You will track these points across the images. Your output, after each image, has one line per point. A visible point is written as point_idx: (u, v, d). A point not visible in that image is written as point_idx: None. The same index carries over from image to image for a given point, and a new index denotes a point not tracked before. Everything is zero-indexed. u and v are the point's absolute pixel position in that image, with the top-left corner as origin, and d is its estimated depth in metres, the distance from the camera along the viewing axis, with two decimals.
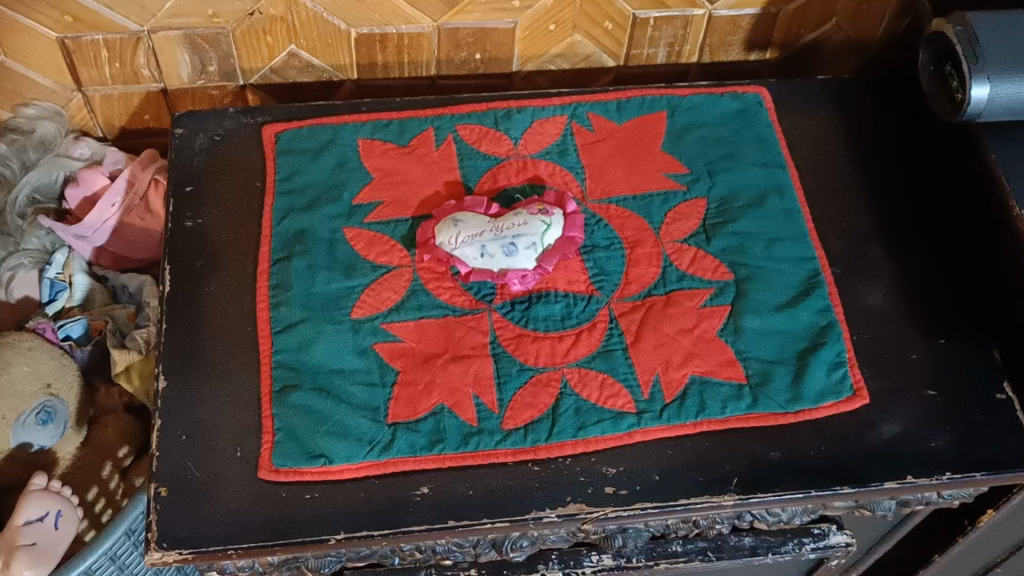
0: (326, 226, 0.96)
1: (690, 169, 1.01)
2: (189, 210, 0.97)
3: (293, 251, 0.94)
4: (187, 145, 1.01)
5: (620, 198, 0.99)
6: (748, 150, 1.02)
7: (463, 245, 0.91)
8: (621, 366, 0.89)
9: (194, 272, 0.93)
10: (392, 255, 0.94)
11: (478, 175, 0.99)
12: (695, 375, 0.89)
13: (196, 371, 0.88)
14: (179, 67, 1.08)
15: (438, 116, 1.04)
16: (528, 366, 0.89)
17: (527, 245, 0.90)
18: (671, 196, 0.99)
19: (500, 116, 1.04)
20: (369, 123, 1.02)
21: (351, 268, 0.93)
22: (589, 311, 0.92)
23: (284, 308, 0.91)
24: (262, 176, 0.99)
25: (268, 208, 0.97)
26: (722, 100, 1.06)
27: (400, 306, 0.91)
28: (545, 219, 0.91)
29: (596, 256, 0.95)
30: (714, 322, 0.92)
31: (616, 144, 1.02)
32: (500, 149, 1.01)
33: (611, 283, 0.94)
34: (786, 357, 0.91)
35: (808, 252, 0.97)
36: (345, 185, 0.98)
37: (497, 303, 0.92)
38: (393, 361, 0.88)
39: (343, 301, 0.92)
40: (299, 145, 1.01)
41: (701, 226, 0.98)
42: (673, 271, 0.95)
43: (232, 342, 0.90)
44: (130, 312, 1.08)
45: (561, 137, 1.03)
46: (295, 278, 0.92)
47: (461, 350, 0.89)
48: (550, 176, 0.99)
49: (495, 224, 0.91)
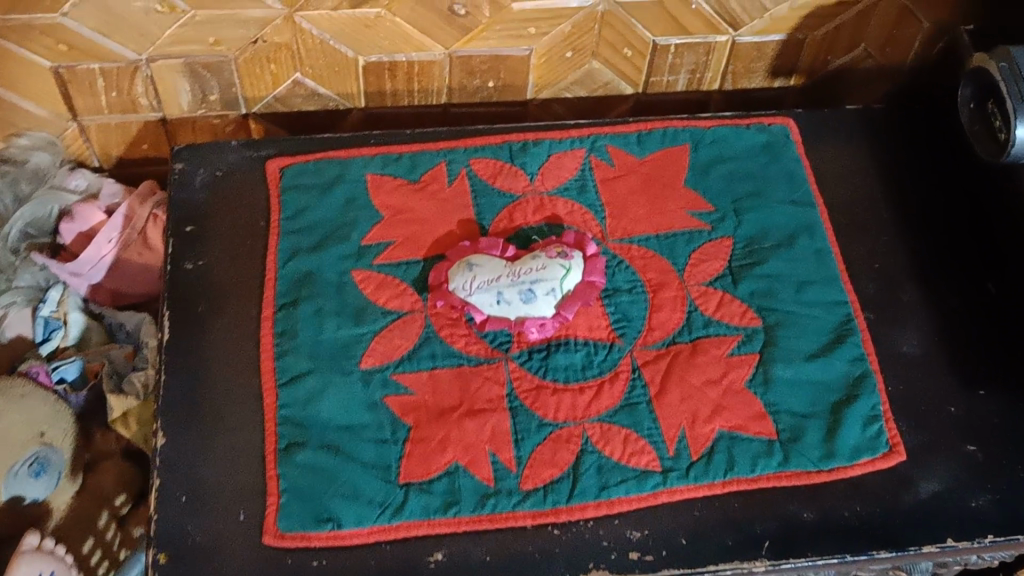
0: (333, 268, 0.91)
1: (716, 207, 0.96)
2: (189, 251, 0.92)
3: (298, 295, 0.89)
4: (188, 180, 0.96)
5: (643, 237, 0.94)
6: (776, 186, 0.98)
7: (479, 291, 0.86)
8: (646, 421, 0.85)
9: (194, 317, 0.89)
10: (403, 299, 0.89)
11: (493, 213, 0.94)
12: (724, 430, 0.85)
13: (197, 426, 0.83)
14: (180, 96, 1.03)
15: (451, 150, 0.99)
16: (547, 421, 0.84)
17: (546, 291, 0.85)
18: (696, 235, 0.94)
19: (516, 149, 0.99)
20: (379, 157, 0.98)
21: (360, 313, 0.88)
22: (611, 359, 0.88)
23: (289, 357, 0.86)
24: (266, 215, 0.94)
25: (273, 249, 0.92)
26: (748, 133, 1.01)
27: (412, 356, 0.87)
28: (565, 262, 0.87)
29: (618, 301, 0.91)
30: (742, 372, 0.87)
31: (637, 179, 0.97)
32: (516, 185, 0.96)
33: (634, 330, 0.89)
34: (818, 410, 0.86)
35: (840, 296, 0.92)
36: (353, 224, 0.93)
37: (515, 351, 0.87)
38: (405, 415, 0.84)
39: (352, 349, 0.87)
40: (305, 180, 0.96)
41: (727, 267, 0.93)
42: (699, 317, 0.90)
43: (234, 393, 0.85)
44: (128, 352, 1.04)
45: (580, 172, 0.98)
46: (301, 325, 0.87)
47: (477, 404, 0.84)
48: (568, 215, 0.95)
49: (512, 268, 0.86)
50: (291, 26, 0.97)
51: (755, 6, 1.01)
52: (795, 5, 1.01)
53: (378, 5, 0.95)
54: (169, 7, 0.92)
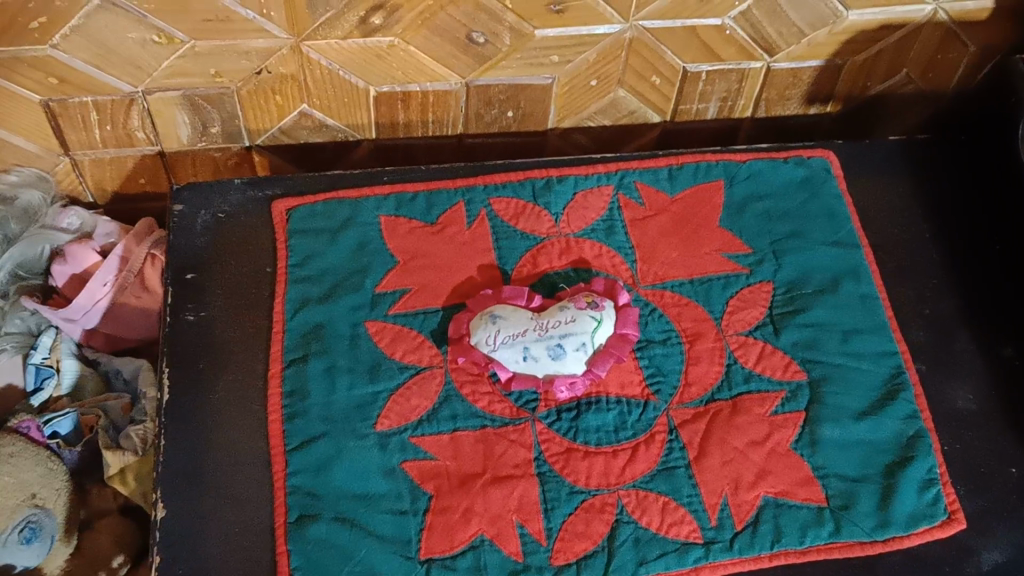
0: (345, 319, 0.84)
1: (754, 248, 0.90)
2: (190, 301, 0.85)
3: (308, 350, 0.83)
4: (187, 223, 0.90)
5: (676, 283, 0.88)
6: (817, 225, 0.91)
7: (503, 346, 0.79)
8: (685, 487, 0.78)
9: (196, 374, 0.82)
10: (421, 353, 0.83)
11: (516, 257, 0.88)
12: (769, 496, 0.78)
13: (199, 496, 0.77)
14: (179, 130, 0.97)
15: (470, 188, 0.92)
16: (578, 489, 0.78)
17: (575, 346, 0.79)
18: (733, 280, 0.88)
19: (539, 187, 0.93)
20: (392, 197, 0.91)
21: (374, 369, 0.82)
22: (646, 419, 0.81)
23: (299, 420, 0.79)
24: (273, 261, 0.88)
25: (281, 298, 0.85)
26: (786, 167, 0.95)
27: (431, 417, 0.80)
28: (596, 314, 0.80)
29: (652, 353, 0.84)
30: (787, 433, 0.81)
31: (669, 219, 0.91)
32: (539, 226, 0.90)
33: (669, 386, 0.83)
34: (869, 474, 0.80)
35: (889, 347, 0.85)
36: (366, 271, 0.87)
37: (541, 411, 0.81)
38: (425, 483, 0.77)
39: (366, 410, 0.80)
40: (314, 223, 0.90)
41: (768, 315, 0.86)
42: (739, 371, 0.84)
43: (240, 460, 0.78)
44: (125, 403, 0.98)
45: (608, 211, 0.91)
46: (312, 383, 0.81)
47: (502, 470, 0.78)
48: (596, 258, 0.88)
49: (539, 321, 0.80)
50: (298, 56, 0.90)
51: (792, 31, 0.94)
52: (836, 30, 0.95)
53: (391, 34, 0.89)
54: (166, 38, 0.86)
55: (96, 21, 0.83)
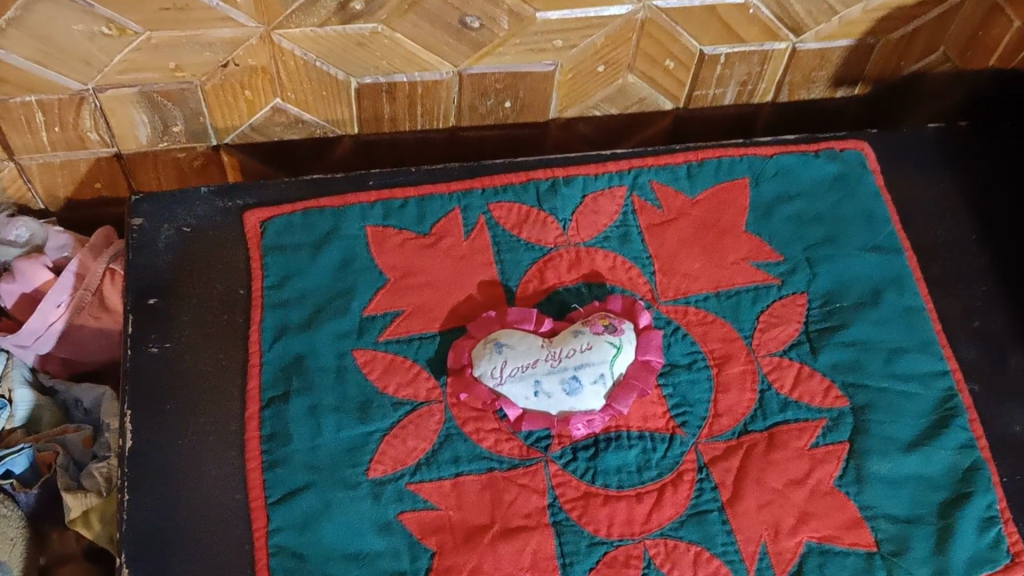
0: (330, 349, 0.75)
1: (785, 256, 0.81)
2: (154, 331, 0.76)
3: (289, 385, 0.73)
4: (148, 240, 0.80)
5: (700, 297, 0.79)
6: (853, 228, 0.83)
7: (511, 380, 0.70)
8: (718, 535, 0.69)
9: (163, 417, 0.72)
10: (417, 387, 0.74)
11: (520, 272, 0.79)
12: (812, 541, 0.70)
13: (167, 560, 0.67)
14: (136, 130, 0.86)
15: (467, 192, 0.83)
16: (599, 540, 0.69)
17: (593, 378, 0.69)
18: (763, 293, 0.79)
19: (543, 190, 0.83)
20: (380, 204, 0.82)
21: (364, 407, 0.72)
22: (671, 457, 0.72)
23: (280, 468, 0.70)
24: (247, 282, 0.78)
25: (257, 326, 0.76)
26: (817, 162, 0.86)
27: (431, 460, 0.71)
28: (614, 339, 0.71)
29: (676, 380, 0.75)
30: (830, 468, 0.72)
31: (689, 225, 0.82)
32: (545, 236, 0.80)
33: (696, 417, 0.74)
34: (922, 513, 0.71)
35: (938, 366, 0.77)
36: (352, 291, 0.77)
37: (554, 450, 0.72)
38: (426, 538, 0.68)
39: (357, 455, 0.71)
40: (292, 237, 0.80)
41: (803, 333, 0.78)
42: (773, 399, 0.75)
43: (214, 517, 0.69)
44: (87, 436, 0.88)
45: (622, 216, 0.82)
46: (294, 426, 0.72)
47: (513, 521, 0.69)
48: (611, 271, 0.79)
49: (550, 349, 0.70)
50: (268, 46, 0.79)
51: (823, 9, 0.84)
52: (871, 6, 0.85)
53: (374, 20, 0.78)
54: (117, 29, 0.75)
55: (35, 12, 0.72)
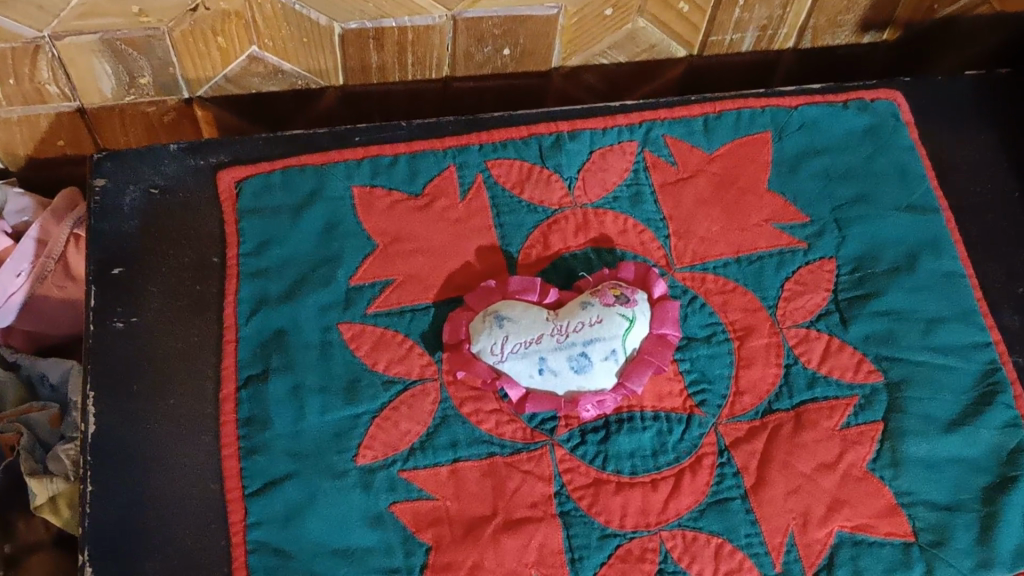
0: (314, 322, 0.68)
1: (811, 216, 0.74)
2: (120, 305, 0.69)
3: (269, 364, 0.66)
4: (112, 203, 0.72)
5: (719, 264, 0.72)
6: (886, 185, 0.76)
7: (513, 358, 0.63)
8: (741, 526, 0.63)
9: (129, 399, 0.66)
10: (410, 363, 0.67)
11: (522, 236, 0.72)
12: (845, 531, 0.64)
13: (135, 559, 0.61)
14: (99, 82, 0.78)
15: (463, 148, 0.75)
16: (611, 532, 0.63)
17: (603, 355, 0.63)
18: (788, 258, 0.72)
19: (547, 145, 0.76)
20: (367, 161, 0.74)
21: (352, 387, 0.66)
22: (689, 439, 0.66)
23: (260, 455, 0.64)
24: (221, 249, 0.71)
25: (233, 297, 0.69)
26: (845, 114, 0.79)
27: (426, 445, 0.65)
28: (626, 311, 0.64)
29: (694, 355, 0.69)
30: (863, 451, 0.66)
31: (706, 183, 0.75)
32: (550, 196, 0.73)
33: (717, 396, 0.67)
34: (964, 500, 0.65)
35: (980, 338, 0.71)
36: (337, 258, 0.70)
37: (561, 433, 0.66)
38: (421, 531, 0.62)
39: (344, 440, 0.64)
40: (270, 199, 0.72)
41: (832, 302, 0.71)
42: (800, 374, 0.68)
43: (187, 511, 0.63)
44: (54, 414, 0.81)
45: (633, 173, 0.75)
46: (274, 408, 0.65)
47: (517, 512, 0.63)
48: (621, 235, 0.72)
49: (557, 323, 0.64)
50: None
51: None
52: None
53: None
54: None
55: None
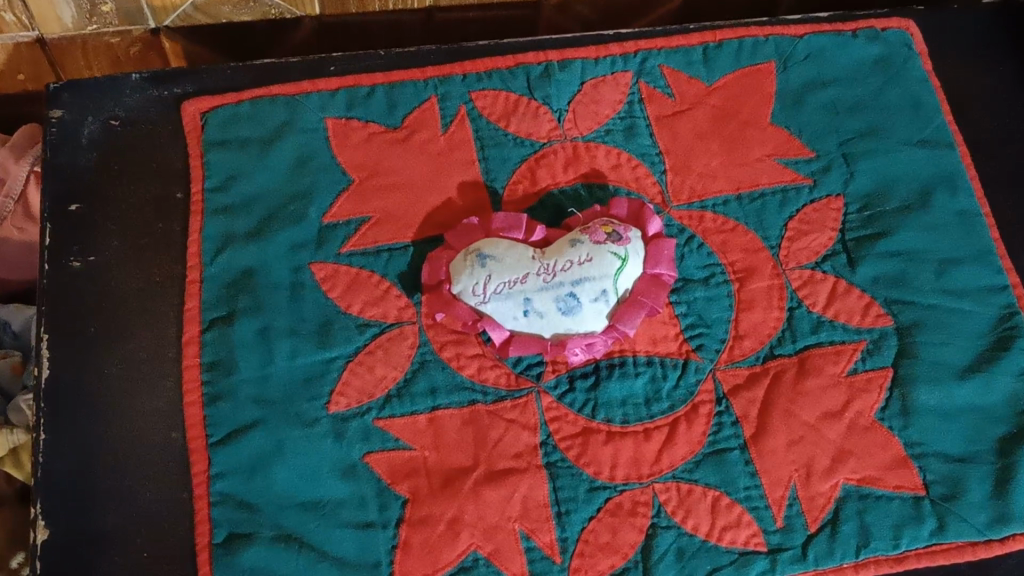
0: (284, 262, 0.63)
1: (818, 151, 0.69)
2: (77, 242, 0.64)
3: (234, 306, 0.62)
4: (69, 136, 0.68)
5: (718, 201, 0.67)
6: (897, 118, 0.71)
7: (496, 299, 0.59)
8: (740, 478, 0.59)
9: (86, 342, 0.61)
10: (386, 306, 0.63)
11: (508, 171, 0.67)
12: (850, 485, 0.60)
13: (91, 511, 0.57)
14: (59, 9, 0.73)
15: (445, 78, 0.70)
16: (600, 484, 0.58)
17: (593, 296, 0.58)
18: (792, 195, 0.68)
19: (535, 75, 0.71)
20: (343, 91, 0.69)
21: (324, 330, 0.61)
22: (685, 386, 0.62)
23: (224, 402, 0.59)
24: (185, 184, 0.66)
25: (197, 236, 0.64)
26: (855, 43, 0.74)
27: (403, 392, 0.60)
28: (618, 249, 0.59)
29: (691, 297, 0.64)
30: (870, 399, 0.62)
31: (706, 115, 0.70)
32: (537, 128, 0.69)
33: (715, 340, 0.63)
34: (979, 451, 0.61)
35: (996, 280, 0.66)
36: (309, 194, 0.65)
37: (548, 380, 0.61)
38: (398, 483, 0.58)
39: (316, 386, 0.60)
40: (238, 131, 0.68)
41: (839, 242, 0.66)
42: (804, 318, 0.64)
43: (146, 462, 0.58)
44: (16, 362, 0.76)
45: (627, 105, 0.70)
46: (240, 352, 0.60)
47: (499, 463, 0.59)
48: (614, 170, 0.68)
49: (543, 262, 0.59)
50: None
51: None
52: None
53: None
54: None
55: None
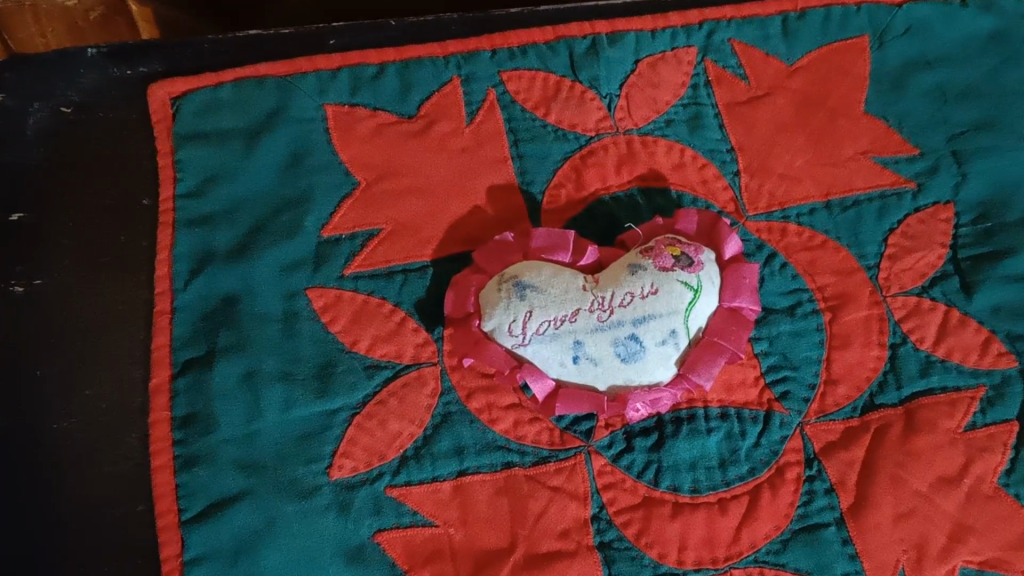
0: (274, 288, 0.51)
1: (922, 148, 0.57)
2: (20, 262, 0.52)
3: (214, 344, 0.50)
4: (12, 128, 0.55)
5: (803, 210, 0.55)
6: (1017, 107, 0.59)
7: (539, 341, 0.47)
8: (837, 561, 0.48)
9: (28, 389, 0.49)
10: (401, 343, 0.51)
11: (548, 171, 0.55)
12: (970, 569, 0.49)
13: None
14: None
15: (470, 55, 0.58)
16: (667, 571, 0.47)
17: (659, 339, 0.47)
18: (892, 204, 0.56)
19: (580, 52, 0.58)
20: (347, 71, 0.57)
21: (324, 374, 0.50)
22: (767, 445, 0.50)
23: (201, 468, 0.48)
24: (153, 188, 0.54)
25: (167, 254, 0.52)
26: (964, 13, 0.61)
27: (422, 454, 0.49)
28: (690, 278, 0.48)
29: (774, 331, 0.52)
30: (993, 460, 0.51)
31: (787, 102, 0.58)
32: (583, 119, 0.56)
33: (803, 386, 0.52)
34: None
35: None
36: (305, 201, 0.53)
37: (600, 438, 0.50)
38: (416, 571, 0.47)
39: (315, 446, 0.48)
40: (218, 121, 0.55)
41: (950, 262, 0.55)
42: (910, 358, 0.52)
43: (104, 544, 0.46)
44: None
45: (691, 89, 0.58)
46: (221, 403, 0.49)
47: (542, 544, 0.47)
48: (677, 170, 0.55)
49: (597, 294, 0.47)
50: None
51: None
52: None
53: None
54: None
55: None
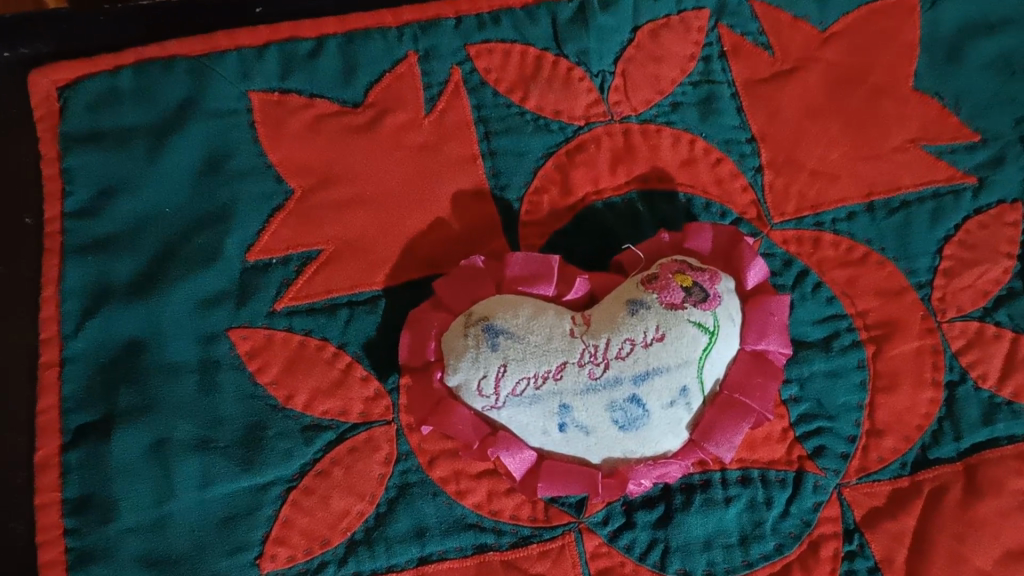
0: (187, 332, 0.41)
1: (984, 133, 0.47)
2: None
3: (113, 405, 0.40)
4: None
5: (841, 214, 0.45)
6: None
7: (516, 405, 0.38)
8: None
9: None
10: (346, 398, 0.41)
11: (527, 172, 0.45)
12: None
13: None
14: None
15: (430, 23, 0.46)
16: None
17: (667, 400, 0.37)
18: (948, 204, 0.46)
19: (565, 18, 0.47)
20: (275, 46, 0.46)
21: (251, 440, 0.40)
22: (797, 514, 0.41)
23: (99, 566, 0.38)
24: (38, 205, 0.44)
25: (53, 289, 0.42)
26: None
27: (375, 538, 0.40)
28: (705, 319, 0.38)
29: (806, 372, 0.43)
30: None
31: (821, 78, 0.47)
32: (570, 104, 0.46)
33: (841, 440, 0.42)
34: None
35: None
36: (225, 218, 0.43)
37: (593, 513, 0.41)
38: None
39: (240, 533, 0.39)
40: (115, 116, 0.44)
41: (1018, 276, 0.45)
42: (970, 401, 0.43)
43: None
44: None
45: (702, 63, 0.47)
46: (122, 483, 0.39)
47: None
48: (686, 167, 0.45)
49: (587, 341, 0.37)
50: None
51: None
52: None
53: None
54: None
55: None
